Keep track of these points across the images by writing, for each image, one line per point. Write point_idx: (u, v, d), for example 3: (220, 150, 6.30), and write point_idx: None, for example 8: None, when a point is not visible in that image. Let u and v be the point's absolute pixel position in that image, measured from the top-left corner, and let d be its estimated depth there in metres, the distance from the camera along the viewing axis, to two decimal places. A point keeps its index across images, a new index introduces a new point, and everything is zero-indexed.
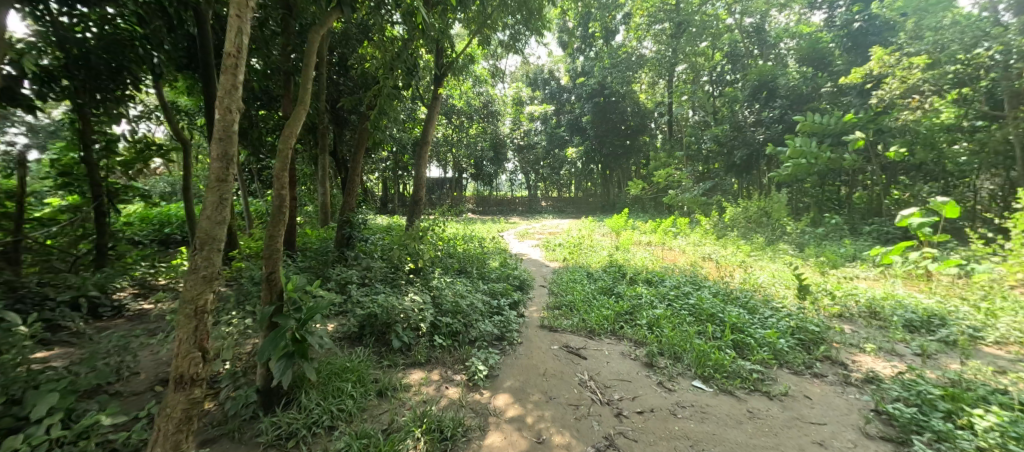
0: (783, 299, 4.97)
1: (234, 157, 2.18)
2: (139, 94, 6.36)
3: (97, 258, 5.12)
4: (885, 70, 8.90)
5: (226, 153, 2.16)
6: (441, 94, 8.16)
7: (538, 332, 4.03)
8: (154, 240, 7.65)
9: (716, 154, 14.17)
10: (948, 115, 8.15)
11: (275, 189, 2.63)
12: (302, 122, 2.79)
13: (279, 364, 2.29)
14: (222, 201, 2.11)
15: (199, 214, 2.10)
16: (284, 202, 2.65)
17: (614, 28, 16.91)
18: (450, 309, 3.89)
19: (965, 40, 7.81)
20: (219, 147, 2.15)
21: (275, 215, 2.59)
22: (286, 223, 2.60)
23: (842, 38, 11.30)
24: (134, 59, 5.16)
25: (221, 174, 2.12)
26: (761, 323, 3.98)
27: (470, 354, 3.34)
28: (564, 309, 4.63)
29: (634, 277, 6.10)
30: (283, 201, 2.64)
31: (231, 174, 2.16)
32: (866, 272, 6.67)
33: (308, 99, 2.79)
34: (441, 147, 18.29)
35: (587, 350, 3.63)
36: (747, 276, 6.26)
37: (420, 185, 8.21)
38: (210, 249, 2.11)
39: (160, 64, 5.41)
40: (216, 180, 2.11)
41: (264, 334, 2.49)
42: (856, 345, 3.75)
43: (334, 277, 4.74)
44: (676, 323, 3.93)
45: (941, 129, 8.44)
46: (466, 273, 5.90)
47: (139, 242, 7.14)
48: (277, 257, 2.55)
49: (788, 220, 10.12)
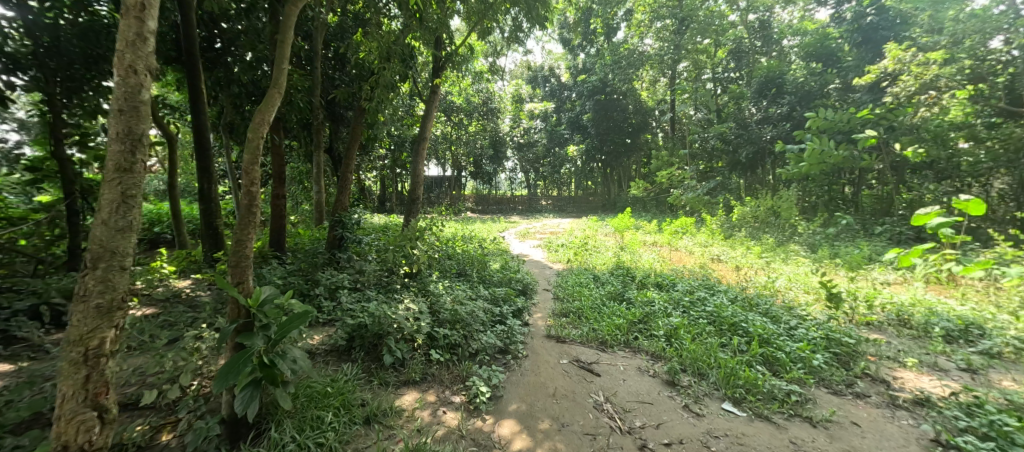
0: (807, 307, 4.60)
1: (140, 137, 1.99)
2: None
3: (69, 261, 4.70)
4: (901, 68, 8.47)
5: (130, 132, 1.97)
6: (439, 88, 7.82)
7: (544, 343, 3.69)
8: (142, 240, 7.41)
9: (720, 152, 13.65)
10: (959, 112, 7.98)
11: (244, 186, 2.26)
12: (278, 108, 2.42)
13: (245, 391, 1.97)
14: (124, 198, 1.95)
15: (97, 216, 1.93)
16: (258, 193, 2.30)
17: (615, 25, 16.49)
18: (449, 318, 3.54)
19: (982, 35, 7.57)
20: (121, 125, 1.96)
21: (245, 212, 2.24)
22: (257, 226, 2.23)
23: (854, 33, 10.72)
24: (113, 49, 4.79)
25: (123, 163, 1.95)
26: (788, 334, 3.64)
27: (471, 371, 2.99)
28: (572, 316, 4.28)
29: (643, 281, 5.75)
30: (253, 199, 2.27)
31: (136, 163, 1.98)
32: (886, 275, 6.32)
33: (282, 80, 2.44)
34: (439, 145, 17.55)
35: (599, 365, 3.28)
36: (763, 280, 5.91)
37: (417, 184, 7.87)
38: (112, 260, 1.93)
39: None
40: (117, 171, 1.94)
41: (229, 356, 2.15)
42: (896, 359, 3.41)
43: (324, 282, 4.40)
44: (696, 335, 3.59)
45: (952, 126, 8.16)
46: (465, 276, 5.56)
47: None
48: (249, 266, 2.22)
49: (798, 219, 9.78)
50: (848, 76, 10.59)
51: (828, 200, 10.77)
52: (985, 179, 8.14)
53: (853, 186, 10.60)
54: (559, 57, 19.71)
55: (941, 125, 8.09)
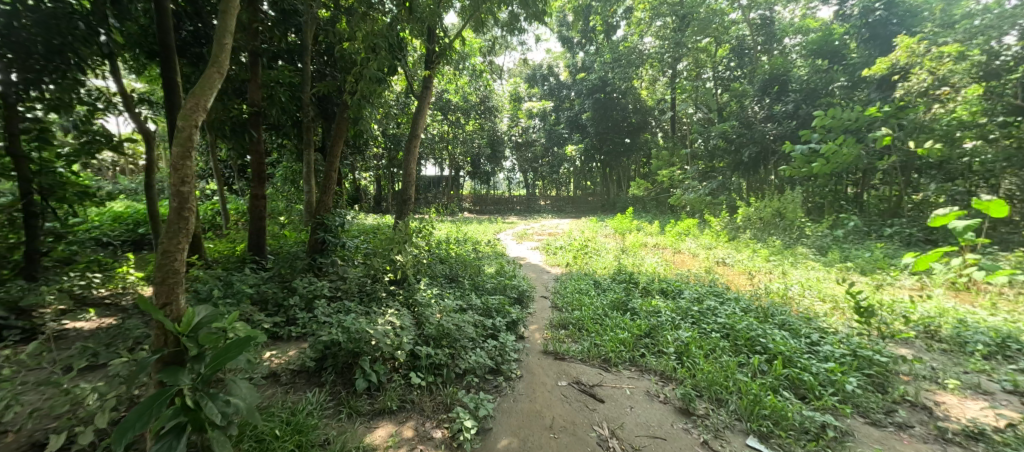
0: (828, 319, 4.22)
1: None
2: (99, 78, 5.51)
3: (26, 268, 4.21)
4: (913, 61, 8.11)
5: None
6: (431, 85, 7.44)
7: (541, 361, 3.33)
8: (125, 242, 7.10)
9: (722, 152, 13.19)
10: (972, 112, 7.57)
11: (173, 186, 2.02)
12: (214, 95, 2.17)
13: (164, 440, 1.62)
14: None
15: None
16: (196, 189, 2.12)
17: (615, 22, 16.14)
18: (434, 334, 3.17)
19: (997, 31, 7.31)
20: None
21: (175, 215, 2.05)
22: (189, 233, 2.05)
23: (861, 29, 10.33)
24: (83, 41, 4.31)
25: None
26: (811, 351, 3.28)
27: (457, 398, 2.64)
28: (571, 329, 3.92)
29: (647, 288, 5.38)
30: (184, 201, 2.05)
31: None
32: (903, 281, 5.96)
33: (222, 59, 2.19)
34: (437, 144, 17.08)
35: (602, 388, 2.92)
36: (774, 285, 5.55)
37: (409, 183, 7.50)
38: None
39: (110, 43, 4.60)
40: None
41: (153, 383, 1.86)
42: (934, 380, 3.06)
43: (300, 291, 4.00)
44: (710, 352, 3.23)
45: (962, 124, 7.67)
46: (456, 282, 5.19)
47: (110, 243, 6.63)
48: (179, 281, 2.08)
49: (804, 221, 9.43)
50: (856, 72, 10.10)
51: (833, 200, 10.43)
52: (994, 179, 7.57)
53: (856, 187, 10.40)
54: (559, 55, 19.46)
55: (951, 125, 7.74)
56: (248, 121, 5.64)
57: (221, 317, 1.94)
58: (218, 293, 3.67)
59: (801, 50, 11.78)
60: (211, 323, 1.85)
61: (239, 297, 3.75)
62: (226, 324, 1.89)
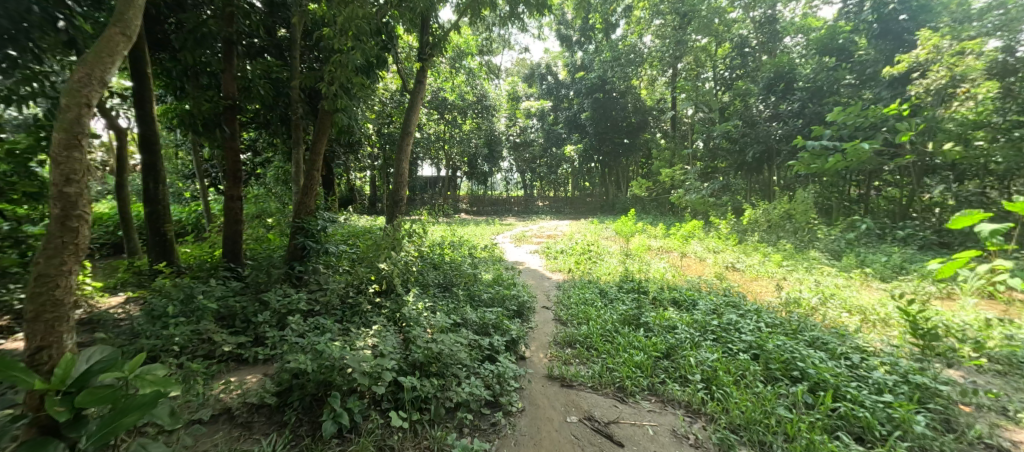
0: (865, 335, 3.78)
1: None
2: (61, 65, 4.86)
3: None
4: (932, 59, 7.40)
5: None
6: (424, 80, 6.97)
7: (546, 388, 2.90)
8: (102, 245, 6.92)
9: (727, 152, 12.74)
10: (987, 110, 7.03)
11: (56, 191, 1.87)
12: (105, 80, 2.02)
13: None
14: None
15: None
16: (85, 195, 1.96)
17: (613, 20, 15.68)
18: (422, 361, 2.70)
19: (1019, 25, 6.85)
20: None
21: (58, 225, 1.88)
22: (74, 246, 1.91)
23: (872, 24, 9.50)
24: (39, 27, 3.62)
25: None
26: (858, 378, 2.84)
27: (449, 445, 2.21)
28: (579, 348, 3.48)
29: (657, 298, 4.93)
30: (70, 206, 1.90)
31: None
32: (930, 289, 5.52)
33: (113, 37, 2.05)
34: (432, 143, 16.59)
35: (619, 426, 2.51)
36: (795, 293, 5.10)
37: (401, 183, 7.04)
38: None
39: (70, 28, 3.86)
40: None
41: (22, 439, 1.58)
42: (1007, 413, 2.61)
43: (271, 306, 3.51)
44: (742, 380, 2.80)
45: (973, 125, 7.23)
46: (450, 292, 4.75)
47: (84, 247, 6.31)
48: (68, 305, 1.92)
49: (816, 223, 8.99)
50: (865, 70, 9.52)
51: (843, 202, 10.04)
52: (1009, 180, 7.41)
53: (868, 188, 9.98)
54: (558, 54, 19.02)
55: (963, 128, 7.28)
56: (222, 115, 5.12)
57: (116, 364, 1.68)
58: (174, 311, 3.20)
59: (801, 50, 11.58)
60: (100, 374, 1.59)
61: (201, 314, 3.27)
62: (123, 372, 1.65)
